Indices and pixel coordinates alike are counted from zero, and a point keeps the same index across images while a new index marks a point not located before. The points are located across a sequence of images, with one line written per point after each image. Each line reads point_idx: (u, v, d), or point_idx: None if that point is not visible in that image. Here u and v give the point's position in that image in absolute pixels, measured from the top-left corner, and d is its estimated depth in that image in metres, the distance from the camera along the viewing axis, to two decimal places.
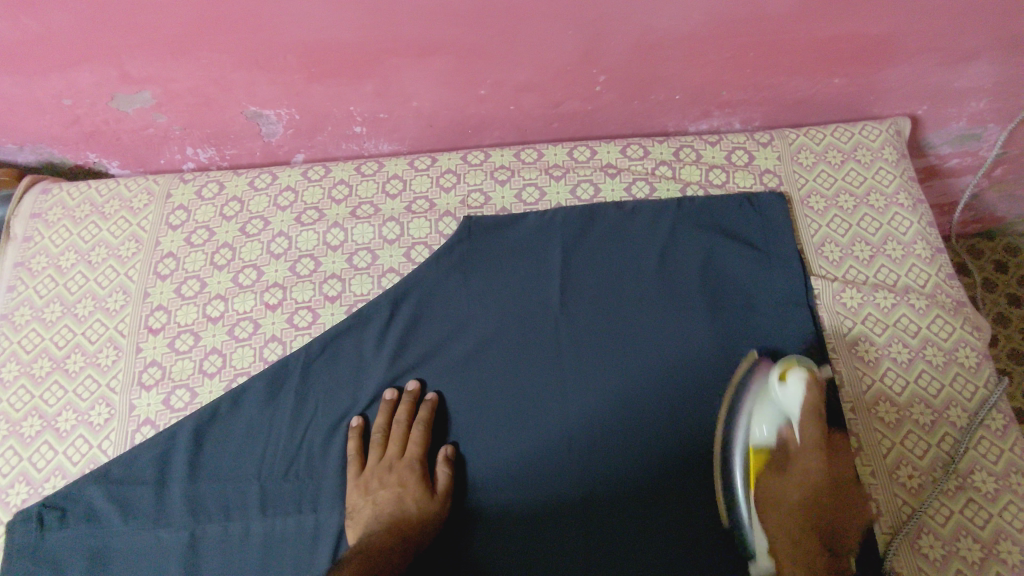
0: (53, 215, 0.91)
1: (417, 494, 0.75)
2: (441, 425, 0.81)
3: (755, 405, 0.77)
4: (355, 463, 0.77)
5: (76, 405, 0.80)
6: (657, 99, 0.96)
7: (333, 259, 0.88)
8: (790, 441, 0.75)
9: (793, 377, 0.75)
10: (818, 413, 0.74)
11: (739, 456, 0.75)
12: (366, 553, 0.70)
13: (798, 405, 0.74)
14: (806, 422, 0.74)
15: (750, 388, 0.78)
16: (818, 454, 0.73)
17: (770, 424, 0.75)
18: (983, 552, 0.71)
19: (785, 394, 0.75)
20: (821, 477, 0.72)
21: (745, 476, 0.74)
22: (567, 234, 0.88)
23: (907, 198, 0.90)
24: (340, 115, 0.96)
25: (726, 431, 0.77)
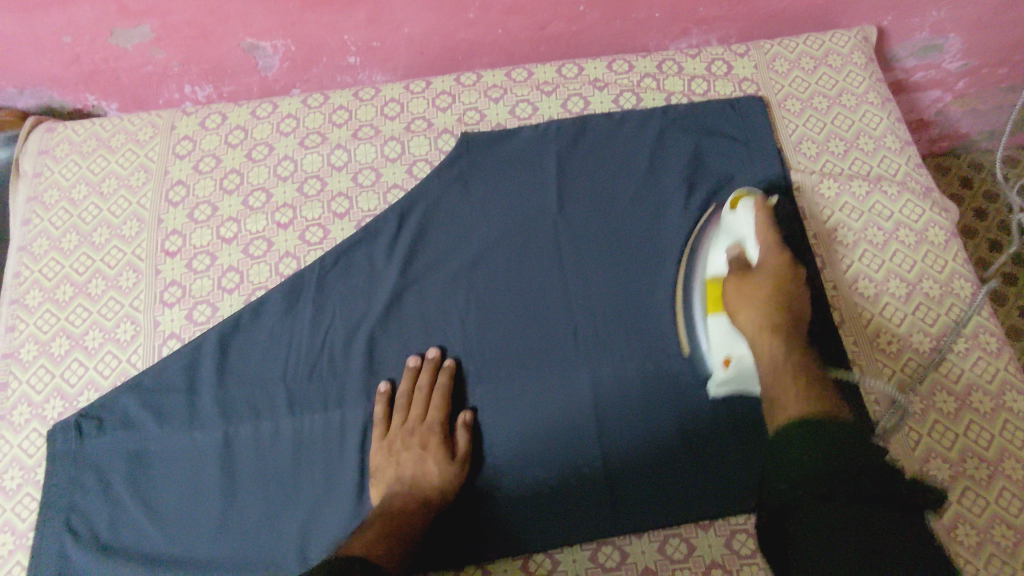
0: (61, 150, 0.94)
1: (438, 460, 0.75)
2: (461, 390, 0.81)
3: (711, 254, 0.82)
4: (380, 425, 0.78)
5: (102, 324, 0.84)
6: (639, 18, 1.01)
7: (338, 178, 0.92)
8: (743, 256, 0.79)
9: (742, 205, 0.80)
10: (771, 233, 0.78)
11: (697, 293, 0.81)
12: (386, 516, 0.71)
13: (749, 226, 0.79)
14: (765, 251, 0.77)
15: (711, 228, 0.84)
16: (778, 269, 0.76)
17: (723, 258, 0.80)
18: (957, 404, 0.78)
19: (738, 223, 0.80)
20: (783, 302, 0.74)
21: (699, 302, 0.80)
22: (562, 144, 0.93)
23: (877, 97, 0.96)
24: (334, 44, 0.99)
25: (688, 266, 0.83)
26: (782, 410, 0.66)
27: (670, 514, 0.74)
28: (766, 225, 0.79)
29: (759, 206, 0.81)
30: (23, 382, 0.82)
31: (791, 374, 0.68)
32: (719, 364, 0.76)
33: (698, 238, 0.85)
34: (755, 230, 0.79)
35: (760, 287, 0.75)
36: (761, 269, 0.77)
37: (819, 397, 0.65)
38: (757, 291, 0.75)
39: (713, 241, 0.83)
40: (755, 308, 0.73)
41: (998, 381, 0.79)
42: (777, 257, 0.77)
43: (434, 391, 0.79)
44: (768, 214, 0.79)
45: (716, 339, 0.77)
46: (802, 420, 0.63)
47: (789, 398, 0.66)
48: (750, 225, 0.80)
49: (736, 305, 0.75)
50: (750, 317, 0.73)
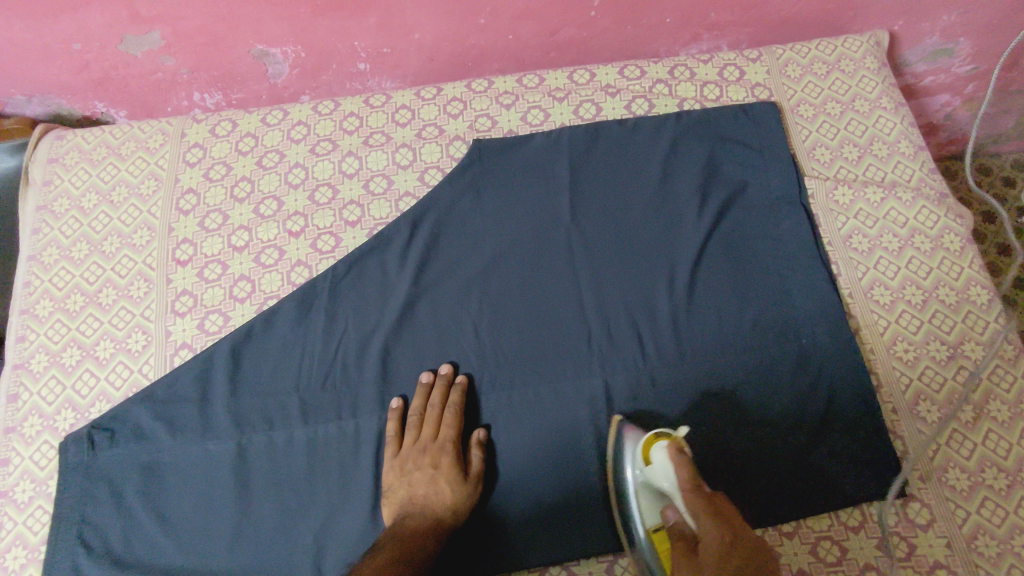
0: (71, 158, 0.94)
1: (451, 479, 0.74)
2: (474, 406, 0.80)
3: (643, 513, 0.68)
4: (392, 443, 0.77)
5: (113, 334, 0.84)
6: (650, 23, 1.00)
7: (350, 186, 0.91)
8: (674, 519, 0.64)
9: (655, 451, 0.66)
10: (692, 478, 0.62)
11: (638, 532, 0.68)
12: (398, 540, 0.69)
13: (669, 481, 0.64)
14: (692, 522, 0.61)
15: (626, 470, 0.70)
16: (714, 531, 0.58)
17: (655, 513, 0.67)
18: (975, 412, 0.78)
19: (654, 473, 0.66)
20: (747, 559, 0.57)
21: (648, 543, 0.67)
22: (574, 150, 0.93)
23: (890, 102, 0.96)
24: (344, 51, 0.98)
25: (623, 513, 0.71)
26: None
27: None
28: (688, 471, 0.63)
29: (675, 445, 0.65)
30: (33, 393, 0.81)
31: None
32: None
33: (619, 441, 0.74)
34: (675, 483, 0.63)
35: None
36: (699, 557, 0.59)
37: None
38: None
39: (640, 498, 0.68)
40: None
41: (1016, 389, 0.78)
42: (717, 535, 0.58)
43: (446, 408, 0.78)
44: (686, 462, 0.63)
45: None
46: None
47: None
48: (671, 479, 0.64)
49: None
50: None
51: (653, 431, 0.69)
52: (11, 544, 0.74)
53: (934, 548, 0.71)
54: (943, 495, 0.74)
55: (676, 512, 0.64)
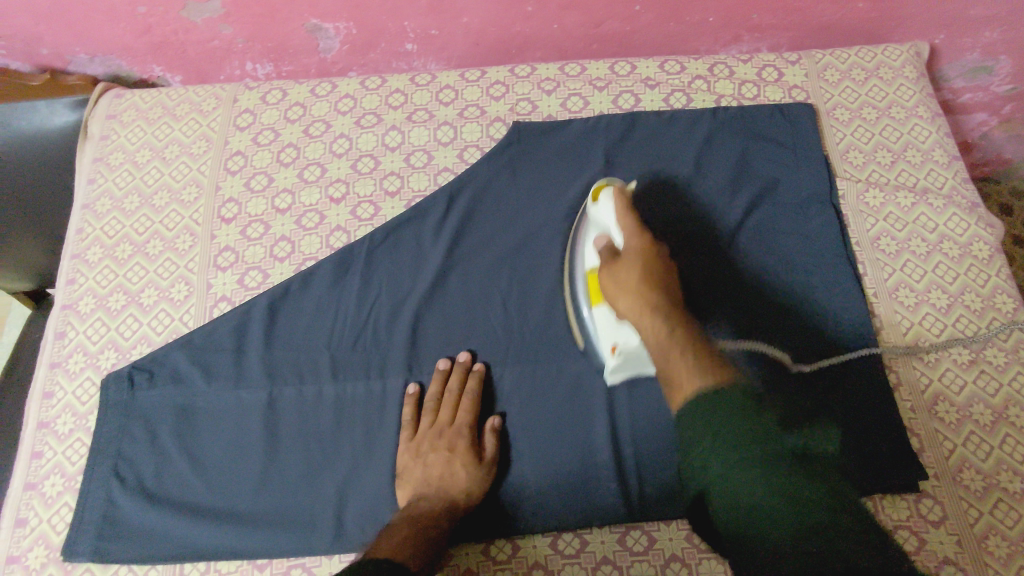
0: (128, 116, 0.98)
1: (466, 463, 0.75)
2: (489, 394, 0.82)
3: (585, 251, 0.81)
4: (408, 427, 0.78)
5: (158, 283, 0.87)
6: (693, 21, 1.02)
7: (391, 158, 0.94)
8: (611, 245, 0.76)
9: (603, 193, 0.80)
10: (631, 217, 0.76)
11: (580, 287, 0.81)
12: (415, 517, 0.70)
13: (610, 215, 0.78)
14: (626, 232, 0.75)
15: (583, 234, 0.83)
16: (638, 239, 0.74)
17: (593, 251, 0.79)
18: (994, 416, 0.78)
19: (602, 212, 0.79)
20: (656, 279, 0.70)
21: (586, 297, 0.80)
22: (611, 138, 0.95)
23: (926, 111, 0.97)
24: (394, 30, 1.02)
25: (571, 267, 0.84)
26: (675, 385, 0.60)
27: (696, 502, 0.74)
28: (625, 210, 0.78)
29: (618, 193, 0.79)
30: (79, 332, 0.85)
31: (676, 350, 0.62)
32: (609, 351, 0.75)
33: (574, 239, 0.85)
34: (615, 218, 0.77)
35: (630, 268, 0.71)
36: (626, 253, 0.73)
37: (704, 370, 0.59)
38: (626, 266, 0.72)
39: (585, 244, 0.82)
40: (631, 280, 0.70)
41: None
42: (638, 240, 0.74)
43: (463, 394, 0.79)
44: (626, 205, 0.77)
45: (604, 330, 0.76)
46: (696, 398, 0.57)
47: (676, 370, 0.61)
48: (609, 213, 0.78)
49: (612, 290, 0.72)
50: (625, 302, 0.69)
51: (604, 183, 0.83)
52: (49, 472, 0.78)
53: (945, 544, 0.72)
54: (957, 495, 0.75)
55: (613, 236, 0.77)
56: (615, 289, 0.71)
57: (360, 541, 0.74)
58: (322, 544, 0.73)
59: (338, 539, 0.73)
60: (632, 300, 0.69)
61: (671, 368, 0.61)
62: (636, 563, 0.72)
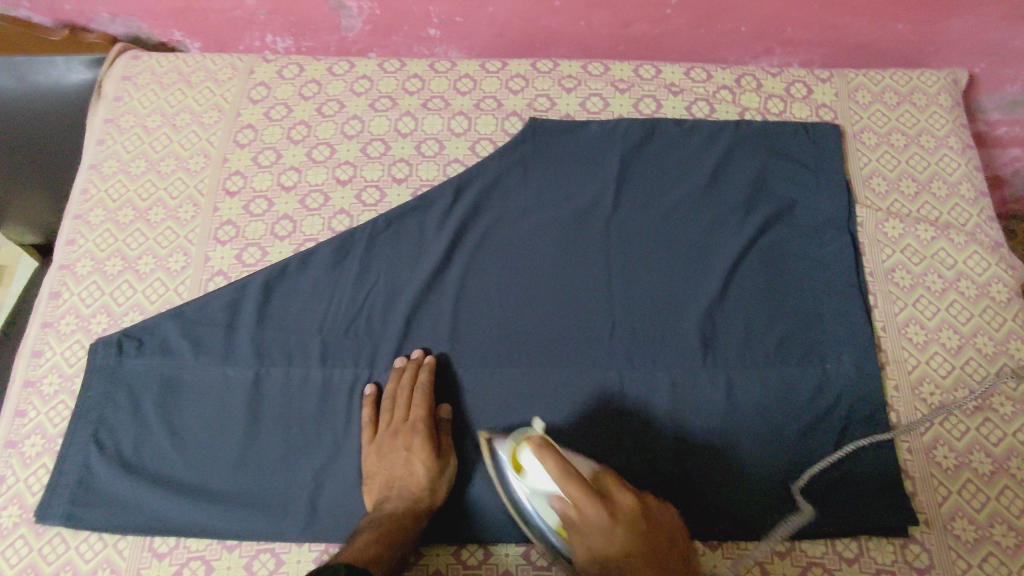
0: (143, 79, 0.97)
1: (427, 460, 0.73)
2: (446, 384, 0.81)
3: (534, 497, 0.67)
4: (366, 429, 0.76)
5: (156, 251, 0.87)
6: (724, 29, 0.99)
7: (402, 145, 0.93)
8: (568, 514, 0.62)
9: (525, 458, 0.66)
10: (565, 463, 0.62)
11: (540, 523, 0.68)
12: (382, 521, 0.70)
13: (546, 481, 0.64)
14: (573, 496, 0.61)
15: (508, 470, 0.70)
16: (575, 480, 0.61)
17: (546, 508, 0.66)
18: (994, 466, 0.76)
19: (535, 475, 0.65)
20: (639, 571, 0.59)
21: (550, 529, 0.67)
22: (628, 144, 0.92)
23: (957, 142, 0.93)
24: (418, 14, 1.00)
25: (515, 503, 0.70)
26: None
27: None
28: (560, 475, 0.61)
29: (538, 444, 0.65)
30: (73, 294, 0.84)
31: None
32: None
33: (498, 463, 0.72)
34: (551, 484, 0.64)
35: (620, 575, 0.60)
36: (596, 546, 0.61)
37: None
38: (601, 562, 0.61)
39: (524, 489, 0.68)
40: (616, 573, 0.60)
41: None
42: (603, 514, 0.60)
43: (416, 389, 0.77)
44: (551, 458, 0.61)
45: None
46: None
47: None
48: (544, 478, 0.64)
49: (596, 575, 0.62)
50: (597, 526, 0.60)
51: (517, 436, 0.69)
52: (32, 430, 0.78)
53: None
54: (946, 543, 0.72)
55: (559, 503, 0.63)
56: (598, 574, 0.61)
57: (332, 530, 0.73)
58: (293, 529, 0.73)
59: (308, 527, 0.73)
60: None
61: None
62: None
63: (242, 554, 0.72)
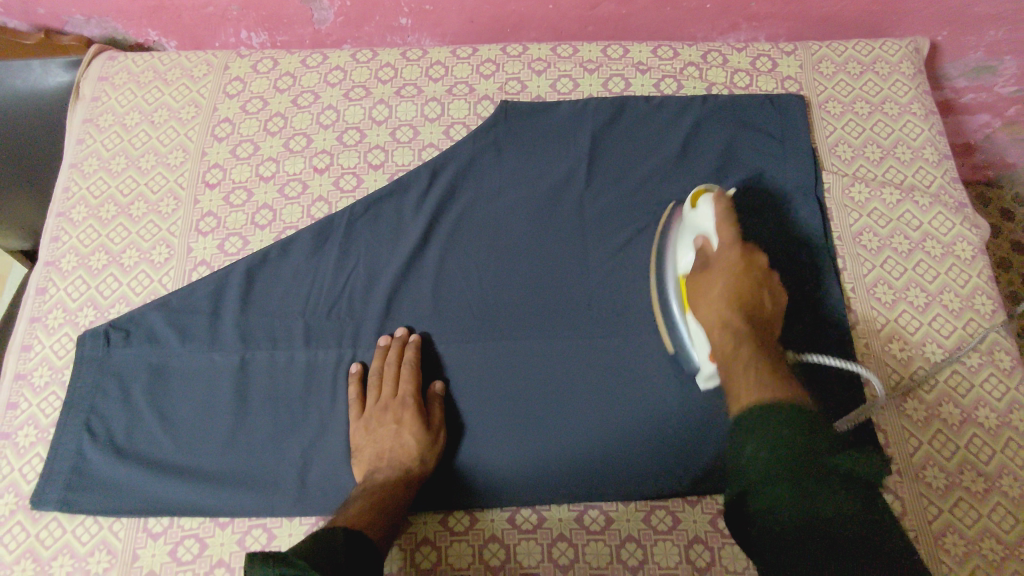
0: (120, 78, 0.99)
1: (416, 431, 0.75)
2: (432, 361, 0.82)
3: (678, 254, 0.79)
4: (355, 405, 0.78)
5: (139, 245, 0.88)
6: (689, 7, 1.01)
7: (377, 132, 0.95)
8: (706, 249, 0.75)
9: (703, 199, 0.78)
10: (729, 222, 0.75)
11: (670, 289, 0.79)
12: (372, 491, 0.72)
13: (709, 219, 0.76)
14: (722, 236, 0.75)
15: (671, 232, 0.82)
16: (731, 235, 0.74)
17: (689, 251, 0.78)
18: (962, 416, 0.78)
19: (699, 216, 0.77)
20: (743, 303, 0.70)
21: (676, 299, 0.78)
22: (599, 122, 0.94)
23: (920, 108, 0.95)
24: (389, 4, 1.01)
25: (658, 265, 0.82)
26: (744, 392, 0.62)
27: (660, 487, 0.75)
28: (726, 219, 0.76)
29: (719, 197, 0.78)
30: (60, 289, 0.86)
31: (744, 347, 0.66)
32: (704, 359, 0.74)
33: (662, 235, 0.84)
34: (714, 223, 0.75)
35: (717, 284, 0.72)
36: (716, 264, 0.74)
37: (782, 390, 0.61)
38: (719, 278, 0.73)
39: (677, 240, 0.80)
40: (715, 295, 0.71)
41: (1007, 399, 0.78)
42: (732, 252, 0.74)
43: (402, 365, 0.79)
44: (727, 204, 0.76)
45: (697, 340, 0.74)
46: (755, 409, 0.60)
47: (743, 384, 0.63)
48: (709, 219, 0.76)
49: (699, 296, 0.73)
50: (728, 254, 0.73)
51: (700, 188, 0.81)
52: (23, 423, 0.79)
53: None
54: (918, 493, 0.75)
55: (708, 242, 0.75)
56: (704, 294, 0.72)
57: (321, 506, 0.75)
58: (282, 505, 0.74)
59: (299, 501, 0.75)
60: (711, 308, 0.71)
61: (730, 378, 0.65)
62: (592, 541, 0.74)
63: (234, 532, 0.74)
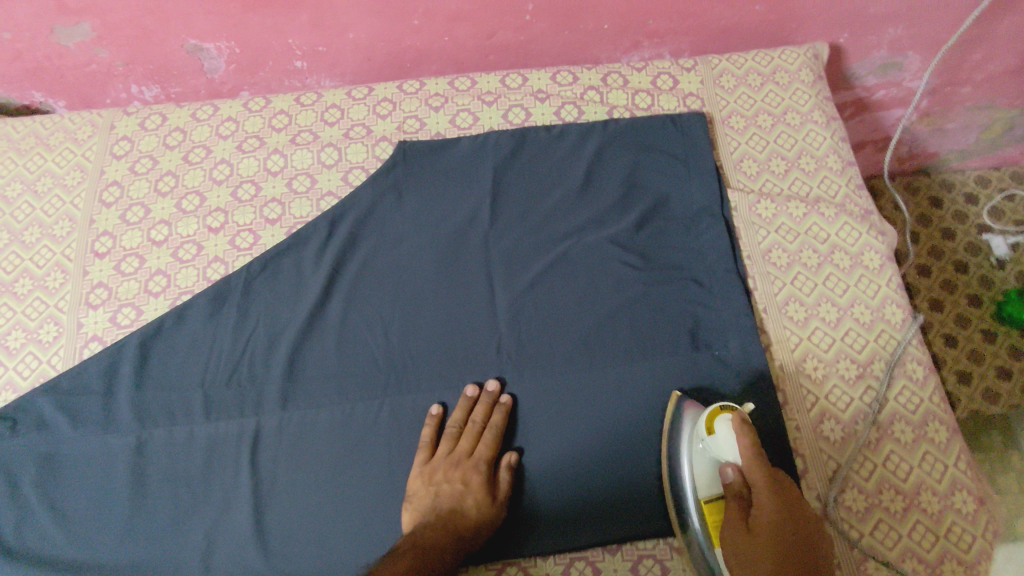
0: (0, 147, 0.95)
1: (480, 500, 0.71)
2: (323, 423, 0.79)
3: (697, 478, 0.69)
4: (425, 450, 0.75)
5: (26, 324, 0.84)
6: (587, 29, 1.00)
7: (273, 183, 0.92)
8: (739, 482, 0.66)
9: (721, 422, 0.68)
10: (755, 453, 0.65)
11: (692, 505, 0.69)
12: (420, 545, 0.67)
13: (732, 449, 0.67)
14: (749, 467, 0.65)
15: (684, 435, 0.72)
16: (766, 487, 0.63)
17: (713, 477, 0.70)
18: (879, 433, 0.76)
19: (719, 444, 0.68)
20: (790, 552, 0.60)
21: (704, 527, 0.68)
22: (500, 156, 0.92)
23: (821, 115, 0.94)
24: (279, 48, 0.98)
25: (674, 475, 0.72)
26: None
27: (578, 536, 0.72)
28: (751, 447, 0.65)
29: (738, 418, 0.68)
30: None
31: None
32: None
33: (672, 444, 0.73)
34: (739, 454, 0.66)
35: (754, 549, 0.61)
36: (754, 524, 0.63)
37: None
38: (756, 534, 0.62)
39: (694, 462, 0.70)
40: (758, 558, 0.61)
41: (922, 411, 0.77)
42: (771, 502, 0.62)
43: (486, 428, 0.76)
44: (749, 431, 0.66)
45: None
46: None
47: None
48: (737, 449, 0.66)
49: (738, 544, 0.63)
50: (764, 511, 0.62)
51: (713, 403, 0.71)
52: None
53: None
54: (838, 516, 0.73)
55: (741, 474, 0.66)
56: (742, 543, 0.62)
57: None
58: None
59: None
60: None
61: None
62: None
63: None
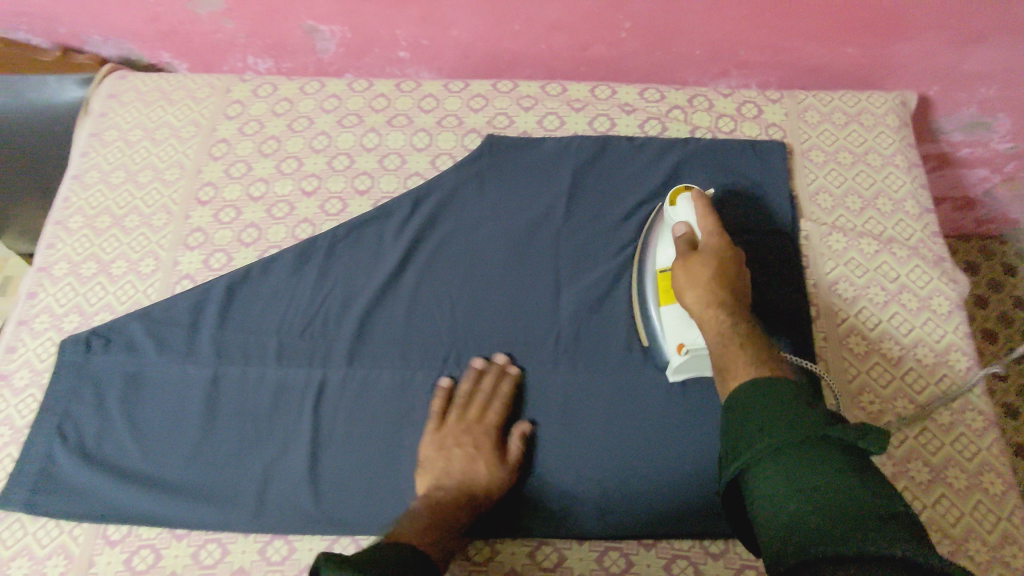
0: (128, 97, 1.04)
1: (490, 463, 0.76)
2: (384, 383, 0.83)
3: (658, 251, 0.82)
4: (435, 419, 0.79)
5: (129, 255, 0.92)
6: (679, 52, 1.04)
7: (366, 158, 0.98)
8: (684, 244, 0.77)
9: (681, 199, 0.82)
10: (708, 218, 0.78)
11: (649, 278, 0.82)
12: (434, 507, 0.71)
13: (688, 218, 0.79)
14: (698, 241, 0.78)
15: (654, 226, 0.85)
16: (711, 240, 0.76)
17: (672, 249, 0.80)
18: (931, 475, 0.76)
19: (677, 214, 0.81)
20: (724, 277, 0.72)
21: (653, 291, 0.81)
22: (581, 159, 0.96)
23: (903, 160, 0.96)
24: (387, 37, 1.05)
25: (639, 268, 0.84)
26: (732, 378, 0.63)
27: (615, 527, 0.74)
28: (704, 213, 0.79)
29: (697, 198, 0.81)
30: (50, 294, 0.89)
31: (735, 340, 0.66)
32: (674, 350, 0.76)
33: (647, 234, 0.87)
34: (694, 218, 0.79)
35: (688, 307, 0.72)
36: (700, 253, 0.75)
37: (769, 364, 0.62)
38: (701, 263, 0.73)
39: (658, 241, 0.83)
40: (696, 288, 0.72)
41: (977, 458, 0.77)
42: (716, 241, 0.76)
43: (494, 397, 0.80)
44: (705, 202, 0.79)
45: (670, 325, 0.77)
46: (750, 385, 0.59)
47: (737, 358, 0.64)
48: (690, 215, 0.79)
49: (679, 287, 0.74)
50: (711, 242, 0.76)
51: (678, 188, 0.85)
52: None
53: None
54: None
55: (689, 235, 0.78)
56: (682, 281, 0.74)
57: (275, 525, 0.75)
58: (239, 520, 0.75)
59: (255, 518, 0.75)
60: (693, 288, 0.72)
61: (727, 359, 0.65)
62: None
63: (190, 545, 0.75)
